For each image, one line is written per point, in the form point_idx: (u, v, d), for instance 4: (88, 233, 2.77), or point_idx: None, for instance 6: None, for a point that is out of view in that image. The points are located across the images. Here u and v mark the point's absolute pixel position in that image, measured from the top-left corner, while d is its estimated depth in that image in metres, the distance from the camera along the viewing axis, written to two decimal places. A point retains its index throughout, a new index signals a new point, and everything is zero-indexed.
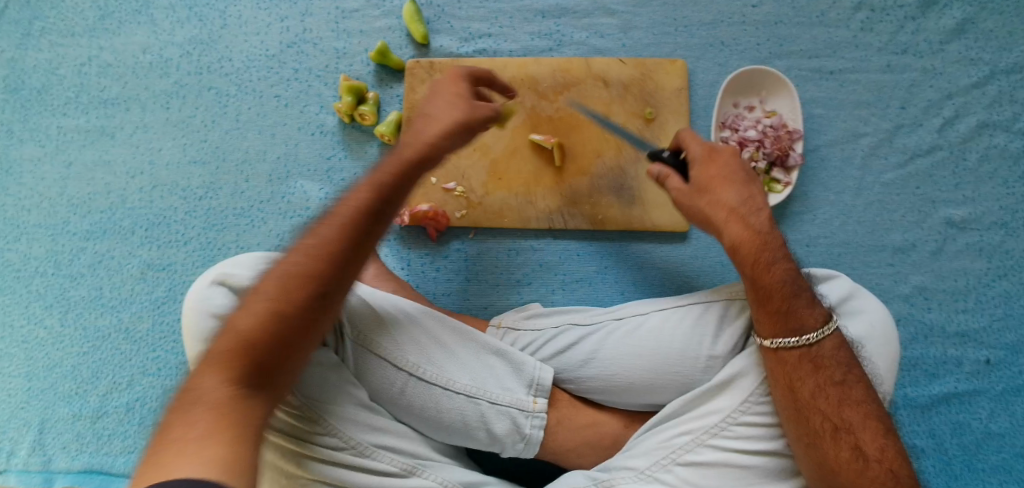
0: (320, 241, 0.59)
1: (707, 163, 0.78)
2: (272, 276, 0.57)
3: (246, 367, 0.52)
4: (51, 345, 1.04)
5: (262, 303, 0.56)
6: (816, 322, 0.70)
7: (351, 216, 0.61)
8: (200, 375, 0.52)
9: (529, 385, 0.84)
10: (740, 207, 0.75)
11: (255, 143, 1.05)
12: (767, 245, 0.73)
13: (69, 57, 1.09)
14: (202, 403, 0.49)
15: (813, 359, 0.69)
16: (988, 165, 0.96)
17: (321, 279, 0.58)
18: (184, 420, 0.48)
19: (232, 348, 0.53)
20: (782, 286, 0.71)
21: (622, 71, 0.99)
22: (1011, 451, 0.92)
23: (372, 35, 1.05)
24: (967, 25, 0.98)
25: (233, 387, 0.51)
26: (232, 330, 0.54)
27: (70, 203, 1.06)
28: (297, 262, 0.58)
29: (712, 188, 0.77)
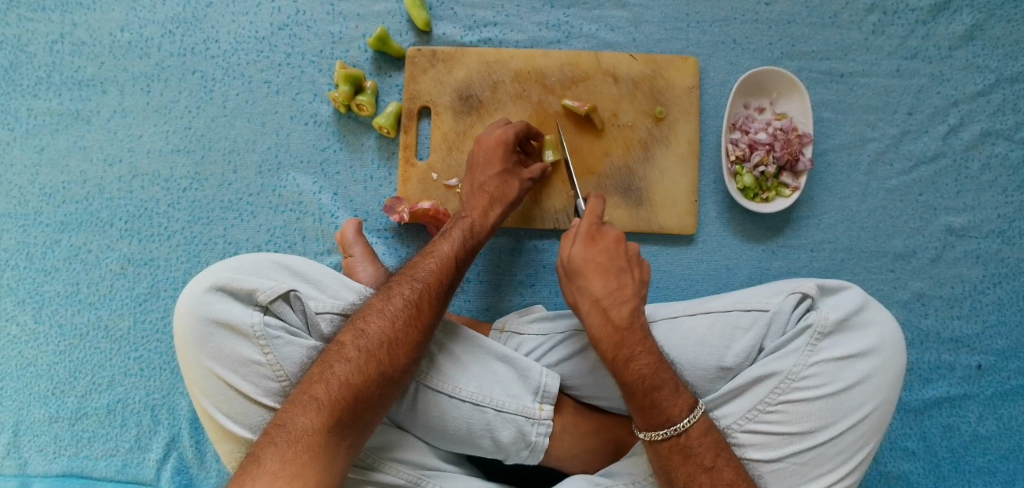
0: (419, 311, 0.71)
1: (586, 247, 0.80)
2: (371, 335, 0.68)
3: (344, 418, 0.62)
4: (25, 343, 0.98)
5: (354, 356, 0.66)
6: (680, 413, 0.69)
7: (437, 292, 0.74)
8: (302, 414, 0.61)
9: (536, 392, 0.80)
10: (604, 299, 0.76)
11: (243, 133, 0.99)
12: (625, 340, 0.73)
13: (39, 33, 1.01)
14: (302, 440, 0.60)
15: (682, 449, 0.68)
16: (989, 174, 0.96)
17: (413, 349, 0.69)
18: (282, 453, 0.58)
19: (341, 395, 0.63)
20: (641, 379, 0.70)
21: (632, 67, 0.96)
22: (997, 453, 0.94)
23: (370, 20, 1.00)
24: (976, 32, 0.97)
25: (329, 434, 0.61)
26: (329, 377, 0.64)
27: (43, 192, 0.99)
28: (396, 326, 0.69)
29: (584, 275, 0.78)
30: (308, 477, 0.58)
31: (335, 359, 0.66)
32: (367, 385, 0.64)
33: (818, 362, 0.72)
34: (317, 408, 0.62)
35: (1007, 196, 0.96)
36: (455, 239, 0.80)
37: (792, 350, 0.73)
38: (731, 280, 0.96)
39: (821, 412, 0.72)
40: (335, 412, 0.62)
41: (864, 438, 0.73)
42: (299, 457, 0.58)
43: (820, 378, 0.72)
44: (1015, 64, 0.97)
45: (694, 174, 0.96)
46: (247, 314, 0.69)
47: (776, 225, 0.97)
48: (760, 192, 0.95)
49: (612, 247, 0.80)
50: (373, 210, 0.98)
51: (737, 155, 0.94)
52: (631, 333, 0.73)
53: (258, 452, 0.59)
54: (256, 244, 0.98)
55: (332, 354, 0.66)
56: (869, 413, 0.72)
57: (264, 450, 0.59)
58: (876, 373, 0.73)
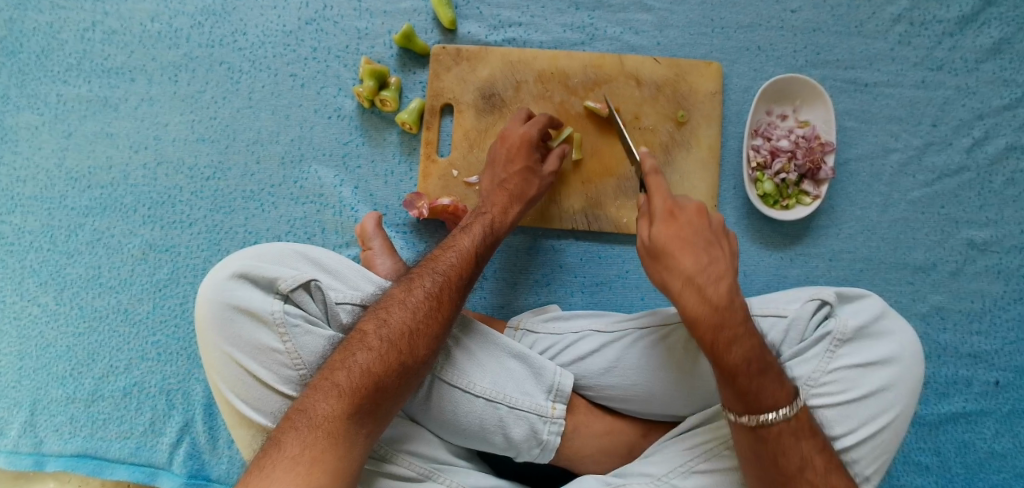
0: (439, 305, 0.71)
1: (667, 223, 0.73)
2: (393, 325, 0.68)
3: (364, 405, 0.62)
4: (46, 324, 0.99)
5: (375, 344, 0.66)
6: (787, 398, 0.67)
7: (456, 286, 0.74)
8: (322, 401, 0.62)
9: (550, 391, 0.80)
10: (697, 277, 0.69)
11: (268, 124, 1.00)
12: (726, 321, 0.68)
13: (71, 21, 1.02)
14: (323, 425, 0.60)
15: (793, 432, 0.67)
16: (1013, 189, 0.96)
17: (433, 340, 0.69)
18: (303, 438, 0.59)
19: (358, 384, 0.63)
20: (746, 363, 0.67)
21: (655, 70, 0.97)
22: (1012, 472, 0.93)
23: (397, 16, 1.01)
24: (1004, 45, 0.97)
25: (350, 421, 0.61)
26: (349, 364, 0.64)
27: (68, 176, 1.01)
28: (417, 317, 0.69)
29: (671, 252, 0.71)
30: (327, 464, 0.58)
31: (356, 347, 0.66)
32: (388, 374, 0.65)
33: (838, 368, 0.72)
34: (339, 394, 0.62)
35: None
36: (475, 235, 0.81)
37: (809, 357, 0.73)
38: (747, 286, 0.96)
39: (840, 418, 0.72)
40: (357, 398, 0.62)
41: (885, 445, 0.72)
42: (320, 442, 0.59)
43: (838, 385, 0.72)
44: None
45: (714, 180, 0.96)
46: (267, 301, 0.69)
47: (795, 234, 0.96)
48: (780, 200, 0.95)
49: (695, 220, 0.73)
50: (393, 205, 0.99)
51: (757, 162, 0.94)
52: (729, 315, 0.67)
53: (279, 436, 0.60)
54: (276, 235, 0.99)
55: (353, 341, 0.67)
56: (890, 422, 0.72)
57: (285, 434, 0.59)
58: (897, 382, 0.72)
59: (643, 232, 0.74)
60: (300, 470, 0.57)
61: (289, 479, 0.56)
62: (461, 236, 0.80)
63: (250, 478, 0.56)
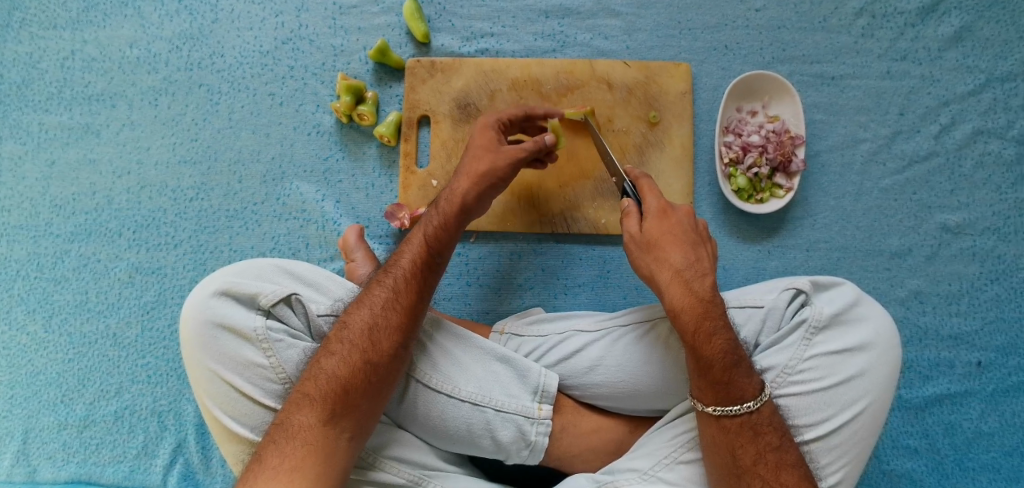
0: (399, 299, 0.72)
1: (660, 218, 0.77)
2: (355, 327, 0.70)
3: (337, 408, 0.64)
4: (35, 352, 1.00)
5: (340, 350, 0.68)
6: (754, 392, 0.69)
7: (415, 277, 0.74)
8: (294, 413, 0.64)
9: (535, 392, 0.81)
10: (685, 270, 0.74)
11: (248, 143, 1.02)
12: (708, 313, 0.71)
13: (51, 50, 1.04)
14: (299, 435, 0.62)
15: (753, 426, 0.68)
16: (983, 172, 0.98)
17: (396, 332, 0.70)
18: (285, 450, 0.61)
19: (327, 389, 0.65)
20: (725, 356, 0.69)
21: (626, 74, 0.99)
22: (1000, 450, 0.94)
23: (371, 33, 1.03)
24: (965, 33, 0.99)
25: (326, 427, 0.63)
26: (319, 374, 0.66)
27: (53, 203, 1.02)
28: (378, 313, 0.70)
29: (661, 246, 0.76)
30: (307, 470, 0.60)
31: (324, 355, 0.68)
32: (354, 374, 0.66)
33: (814, 355, 0.73)
34: (310, 403, 0.64)
35: (1001, 194, 0.97)
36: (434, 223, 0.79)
37: (787, 345, 0.74)
38: (728, 280, 0.97)
39: (819, 405, 0.73)
40: (327, 404, 0.64)
41: (863, 431, 0.73)
42: (298, 452, 0.61)
43: (817, 372, 0.73)
44: (1005, 64, 0.99)
45: (689, 176, 0.97)
46: (250, 317, 0.71)
47: (772, 226, 0.98)
48: (754, 194, 0.97)
49: (685, 220, 0.78)
50: (375, 217, 1.00)
51: (730, 158, 0.95)
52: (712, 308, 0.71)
53: (260, 451, 0.61)
54: (260, 251, 1.00)
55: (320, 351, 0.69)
56: (866, 406, 0.73)
57: (265, 449, 0.61)
58: (872, 367, 0.74)
59: (632, 223, 0.77)
60: (283, 480, 0.59)
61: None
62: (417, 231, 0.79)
63: None
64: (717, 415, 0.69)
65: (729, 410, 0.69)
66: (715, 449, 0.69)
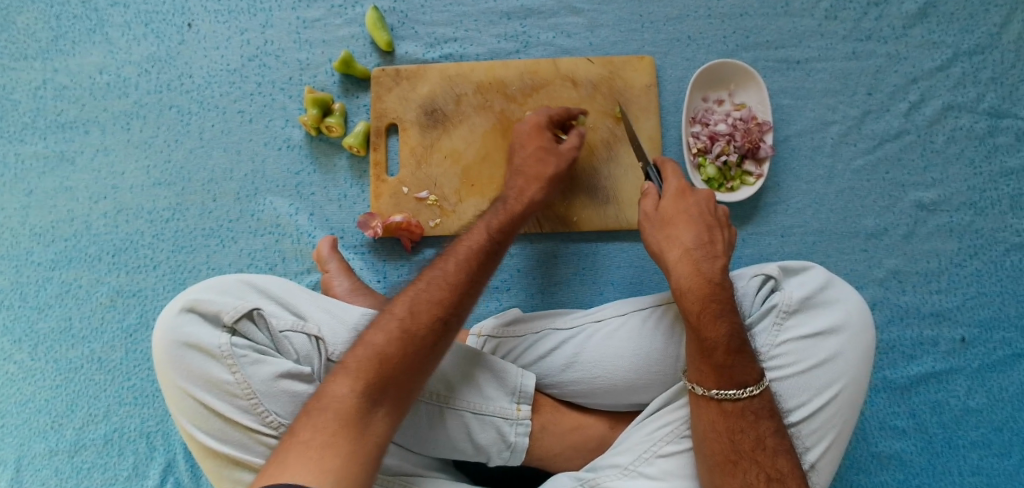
0: (449, 276, 0.70)
1: (678, 199, 0.79)
2: (404, 302, 0.67)
3: (376, 382, 0.60)
4: (23, 380, 1.01)
5: (386, 323, 0.65)
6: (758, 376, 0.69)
7: (468, 258, 0.72)
8: (332, 383, 0.61)
9: (512, 393, 0.82)
10: (695, 249, 0.75)
11: (221, 161, 1.03)
12: (716, 293, 0.72)
13: (23, 81, 1.05)
14: (332, 406, 0.58)
15: (754, 410, 0.68)
16: (955, 147, 0.97)
17: (444, 309, 0.67)
18: (320, 422, 0.57)
19: (369, 361, 0.62)
20: (731, 338, 0.69)
21: (590, 70, 0.99)
22: (989, 425, 0.93)
23: (336, 45, 1.03)
24: (929, 9, 0.99)
25: (360, 400, 0.59)
26: (361, 344, 0.64)
27: (33, 232, 1.03)
28: (435, 290, 0.68)
29: (673, 224, 0.78)
30: (338, 447, 0.56)
31: (369, 326, 0.65)
32: (398, 347, 0.63)
33: (785, 341, 0.73)
34: (348, 374, 0.61)
35: (975, 168, 0.96)
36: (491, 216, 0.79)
37: (759, 331, 0.74)
38: None
39: (792, 390, 0.72)
40: (366, 376, 0.61)
41: (839, 415, 0.73)
42: (331, 425, 0.57)
43: (789, 357, 0.73)
44: (972, 37, 0.98)
45: None
46: (214, 335, 0.71)
47: (745, 214, 0.97)
48: (724, 183, 0.96)
49: (703, 202, 0.80)
50: (349, 228, 1.00)
51: (698, 148, 0.95)
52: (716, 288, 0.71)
53: (293, 424, 0.58)
54: (238, 268, 1.01)
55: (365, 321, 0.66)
56: (840, 390, 0.73)
57: (299, 422, 0.58)
58: (844, 349, 0.73)
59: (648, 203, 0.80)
60: (313, 453, 0.55)
61: (299, 464, 0.54)
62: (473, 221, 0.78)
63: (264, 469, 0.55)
64: (717, 398, 0.68)
65: (728, 394, 0.68)
66: (713, 434, 0.68)
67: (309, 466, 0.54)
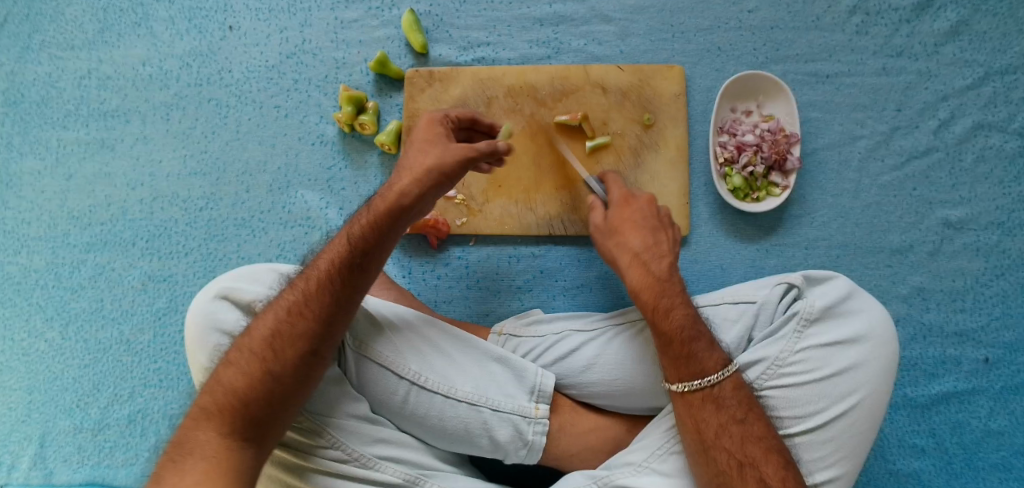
0: (304, 301, 0.70)
1: (621, 207, 0.82)
2: (258, 333, 0.69)
3: (234, 422, 0.64)
4: (52, 358, 1.03)
5: (239, 360, 0.68)
6: (716, 364, 0.70)
7: (326, 274, 0.71)
8: (195, 428, 0.64)
9: (532, 392, 0.82)
10: (643, 253, 0.77)
11: (255, 154, 1.06)
12: (666, 291, 0.74)
13: (69, 70, 1.09)
14: (203, 450, 0.62)
15: (716, 398, 0.69)
16: (984, 166, 0.97)
17: (300, 336, 0.68)
18: (178, 467, 0.61)
19: (225, 401, 0.65)
20: (682, 330, 0.71)
21: (620, 78, 1.00)
22: (1012, 449, 0.91)
23: (372, 45, 1.06)
24: (961, 27, 0.99)
25: (225, 440, 0.63)
26: (217, 386, 0.67)
27: (70, 215, 1.06)
28: (282, 323, 0.69)
29: (622, 231, 0.80)
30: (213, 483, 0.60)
31: (224, 365, 0.68)
32: (252, 386, 0.66)
33: (806, 348, 0.73)
34: (208, 416, 0.64)
35: (1004, 187, 0.96)
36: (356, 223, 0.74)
37: (780, 337, 0.74)
38: (726, 279, 0.97)
39: (809, 398, 0.72)
40: (229, 417, 0.64)
41: (858, 425, 0.73)
42: (202, 467, 0.61)
43: (808, 364, 0.73)
44: (1004, 57, 0.98)
45: (684, 177, 0.98)
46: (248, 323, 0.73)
47: (769, 225, 0.98)
48: (750, 193, 0.97)
49: (646, 208, 0.82)
50: None
51: (725, 157, 0.97)
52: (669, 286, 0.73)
53: (160, 471, 0.61)
54: (266, 258, 1.03)
55: (224, 359, 0.69)
56: (859, 401, 0.72)
57: (163, 467, 0.61)
58: (865, 360, 0.73)
59: (597, 216, 0.83)
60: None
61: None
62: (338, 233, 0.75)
63: None
64: (681, 391, 0.70)
65: (691, 386, 0.70)
66: (682, 425, 0.69)
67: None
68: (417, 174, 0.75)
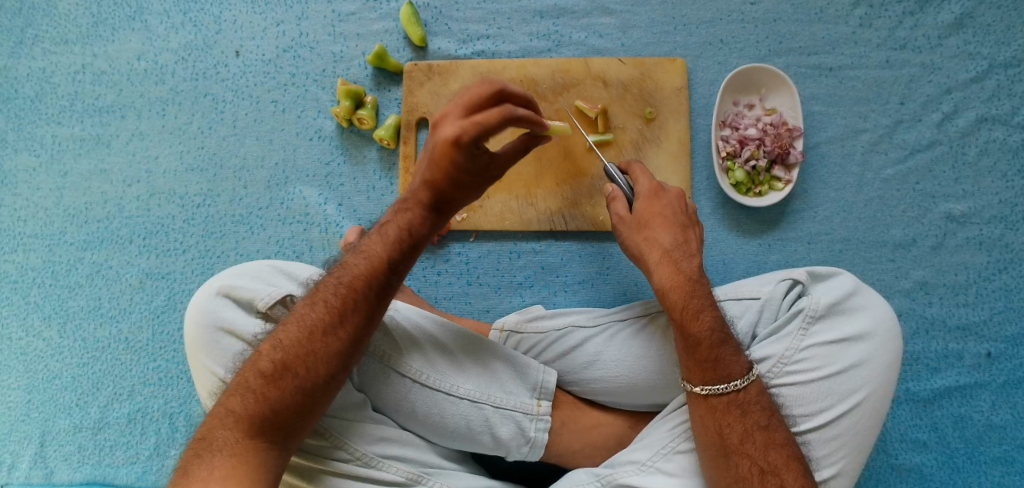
0: (336, 316, 0.66)
1: (651, 199, 0.80)
2: (288, 345, 0.65)
3: (263, 431, 0.61)
4: (51, 356, 1.03)
5: (269, 369, 0.64)
6: (742, 370, 0.70)
7: (357, 291, 0.68)
8: (218, 428, 0.61)
9: (534, 389, 0.82)
10: (673, 251, 0.77)
11: (252, 150, 1.04)
12: (696, 291, 0.74)
13: (63, 65, 1.08)
14: (228, 450, 0.60)
15: (741, 404, 0.69)
16: (987, 159, 0.96)
17: (334, 358, 0.66)
18: (203, 466, 0.58)
19: (255, 408, 0.62)
20: (711, 332, 0.71)
21: (621, 71, 0.99)
22: (1012, 443, 0.92)
23: (370, 38, 1.05)
24: (966, 20, 0.98)
25: (253, 447, 0.61)
26: (244, 390, 0.63)
27: (66, 213, 1.05)
28: (315, 338, 0.66)
29: (651, 225, 0.79)
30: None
31: (254, 371, 0.64)
32: (285, 398, 0.63)
33: (811, 345, 0.73)
34: (235, 421, 0.61)
35: (1007, 181, 0.96)
36: (388, 234, 0.71)
37: (784, 335, 0.74)
38: (729, 275, 0.97)
39: (814, 395, 0.72)
40: (258, 426, 0.61)
41: (863, 422, 0.72)
42: (227, 469, 0.58)
43: (812, 361, 0.72)
44: (1009, 49, 0.97)
45: (686, 171, 0.98)
46: (249, 321, 0.73)
47: (771, 220, 0.97)
48: (752, 187, 0.97)
49: (675, 203, 0.81)
50: (376, 219, 1.01)
51: (727, 151, 0.96)
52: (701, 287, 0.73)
53: (184, 465, 0.59)
54: (265, 255, 1.02)
55: (252, 365, 0.65)
56: (864, 398, 0.72)
57: (189, 464, 0.59)
58: (870, 357, 0.73)
59: (622, 207, 0.81)
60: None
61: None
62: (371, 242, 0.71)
63: None
64: (705, 394, 0.70)
65: (717, 389, 0.69)
66: (703, 432, 0.69)
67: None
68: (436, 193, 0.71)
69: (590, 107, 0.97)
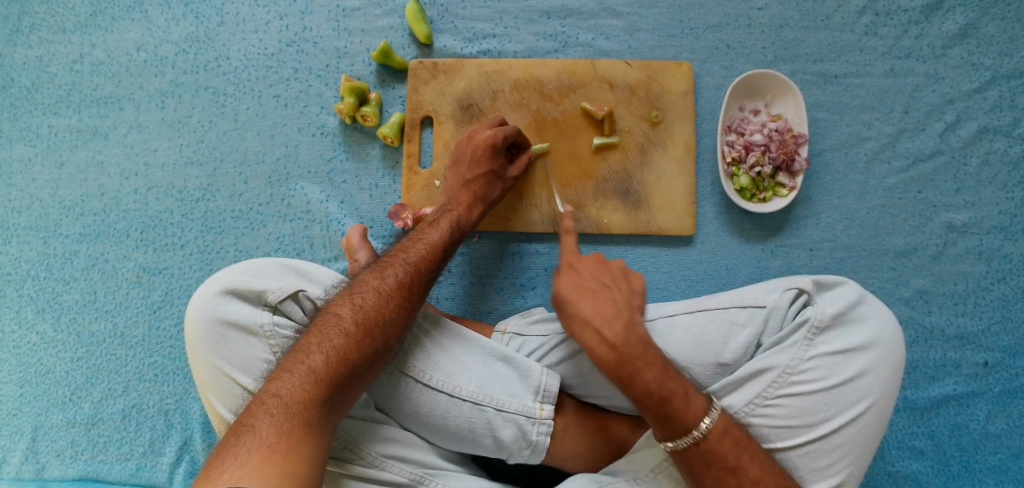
0: (407, 291, 0.74)
1: (570, 272, 0.82)
2: (368, 311, 0.70)
3: (334, 394, 0.64)
4: (44, 350, 1.01)
5: (351, 331, 0.68)
6: (694, 419, 0.69)
7: (420, 269, 0.77)
8: (293, 385, 0.63)
9: (537, 392, 0.80)
10: (593, 320, 0.75)
11: (253, 144, 1.03)
12: (625, 357, 0.72)
13: (60, 54, 1.06)
14: (303, 410, 0.61)
15: (703, 455, 0.69)
16: (988, 170, 0.97)
17: (403, 329, 0.72)
18: (275, 423, 0.59)
19: (333, 370, 0.65)
20: (649, 396, 0.70)
21: (628, 73, 0.99)
22: (1007, 451, 0.93)
23: (374, 35, 1.04)
24: (970, 30, 0.98)
25: (324, 410, 0.62)
26: (323, 352, 0.66)
27: (62, 205, 1.03)
28: (388, 306, 0.72)
29: (570, 299, 0.78)
30: (304, 451, 0.59)
31: (334, 332, 0.68)
32: (362, 362, 0.67)
33: (815, 355, 0.73)
34: (312, 382, 0.63)
35: (1008, 192, 0.96)
36: (441, 227, 0.84)
37: (790, 345, 0.74)
38: (732, 280, 0.97)
39: (818, 405, 0.72)
40: (332, 389, 0.64)
41: (866, 431, 0.73)
42: (301, 431, 0.59)
43: (817, 372, 0.73)
44: (1011, 61, 0.98)
45: (691, 176, 0.98)
46: (256, 313, 0.72)
47: (774, 225, 0.97)
48: (757, 193, 0.96)
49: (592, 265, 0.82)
50: (379, 218, 1.01)
51: (732, 157, 0.96)
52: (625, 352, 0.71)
53: (253, 423, 0.59)
54: (266, 252, 1.01)
55: (331, 326, 0.68)
56: (868, 408, 0.73)
57: (260, 421, 0.59)
58: (874, 367, 0.73)
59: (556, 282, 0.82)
60: (275, 456, 0.57)
61: (266, 465, 0.56)
62: (428, 230, 0.83)
63: (224, 465, 0.56)
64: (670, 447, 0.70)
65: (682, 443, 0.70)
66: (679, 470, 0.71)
67: (268, 469, 0.56)
68: (477, 198, 0.89)
69: (596, 109, 0.97)
